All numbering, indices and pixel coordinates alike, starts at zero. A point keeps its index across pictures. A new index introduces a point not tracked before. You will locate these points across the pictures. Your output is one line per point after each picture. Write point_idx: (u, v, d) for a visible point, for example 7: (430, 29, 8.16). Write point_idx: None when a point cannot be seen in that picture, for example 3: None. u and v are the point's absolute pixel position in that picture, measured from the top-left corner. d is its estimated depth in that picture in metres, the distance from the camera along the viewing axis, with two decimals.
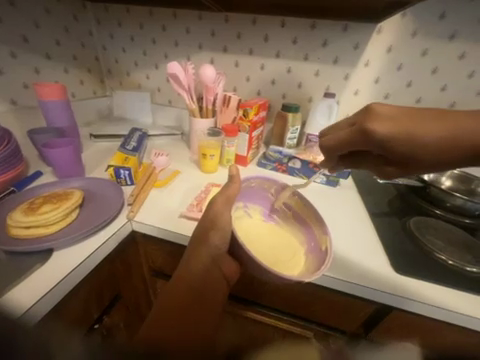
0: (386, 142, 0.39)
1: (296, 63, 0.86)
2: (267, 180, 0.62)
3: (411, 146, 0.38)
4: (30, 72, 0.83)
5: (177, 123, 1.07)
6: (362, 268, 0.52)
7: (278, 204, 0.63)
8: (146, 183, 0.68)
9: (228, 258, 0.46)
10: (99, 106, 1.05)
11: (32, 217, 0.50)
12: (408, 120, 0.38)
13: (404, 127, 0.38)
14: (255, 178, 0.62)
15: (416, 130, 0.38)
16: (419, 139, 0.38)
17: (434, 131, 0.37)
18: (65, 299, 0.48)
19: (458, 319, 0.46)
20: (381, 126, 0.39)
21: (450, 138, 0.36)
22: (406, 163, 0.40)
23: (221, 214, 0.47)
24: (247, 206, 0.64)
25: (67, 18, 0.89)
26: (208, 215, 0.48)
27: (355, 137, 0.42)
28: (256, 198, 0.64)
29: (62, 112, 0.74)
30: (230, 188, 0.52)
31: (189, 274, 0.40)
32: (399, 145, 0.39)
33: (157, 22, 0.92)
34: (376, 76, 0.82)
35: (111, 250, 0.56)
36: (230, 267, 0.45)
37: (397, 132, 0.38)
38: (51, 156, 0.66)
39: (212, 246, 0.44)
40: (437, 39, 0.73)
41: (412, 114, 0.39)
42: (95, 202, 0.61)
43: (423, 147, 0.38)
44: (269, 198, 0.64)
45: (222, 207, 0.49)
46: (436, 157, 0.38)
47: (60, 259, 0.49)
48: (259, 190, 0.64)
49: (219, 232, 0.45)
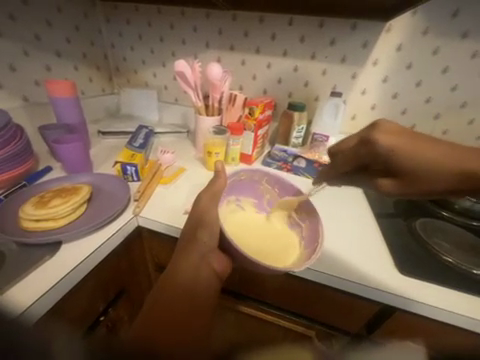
0: (392, 152, 0.46)
1: (303, 61, 0.86)
2: (258, 172, 0.63)
3: (414, 166, 0.44)
4: (41, 69, 0.85)
5: (183, 121, 1.07)
6: (366, 269, 0.52)
7: (269, 197, 0.65)
8: (152, 180, 0.69)
9: (219, 254, 0.47)
10: (107, 103, 1.07)
11: (42, 210, 0.52)
12: (410, 142, 0.45)
13: (410, 148, 0.45)
14: (244, 170, 0.62)
15: (417, 156, 0.44)
16: (425, 160, 0.44)
17: (434, 160, 0.43)
18: (71, 291, 0.50)
19: (463, 322, 0.46)
20: (389, 140, 0.46)
21: (451, 168, 0.42)
22: (412, 178, 0.45)
23: (208, 210, 0.50)
24: (240, 200, 0.64)
25: (78, 16, 0.90)
26: (194, 215, 0.50)
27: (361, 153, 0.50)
28: (248, 190, 0.65)
29: (72, 109, 0.76)
30: (216, 182, 0.54)
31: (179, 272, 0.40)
32: (400, 160, 0.45)
33: (165, 21, 0.93)
34: (384, 75, 0.81)
35: (117, 244, 0.57)
36: (222, 263, 0.46)
37: (399, 150, 0.45)
38: (60, 152, 0.68)
39: (201, 243, 0.46)
40: (449, 37, 0.72)
41: (416, 137, 0.46)
42: (102, 197, 0.62)
43: (429, 167, 0.43)
44: (262, 191, 0.65)
45: (208, 204, 0.51)
46: (443, 180, 0.43)
47: (67, 251, 0.50)
48: (251, 183, 0.64)
49: (207, 228, 0.47)
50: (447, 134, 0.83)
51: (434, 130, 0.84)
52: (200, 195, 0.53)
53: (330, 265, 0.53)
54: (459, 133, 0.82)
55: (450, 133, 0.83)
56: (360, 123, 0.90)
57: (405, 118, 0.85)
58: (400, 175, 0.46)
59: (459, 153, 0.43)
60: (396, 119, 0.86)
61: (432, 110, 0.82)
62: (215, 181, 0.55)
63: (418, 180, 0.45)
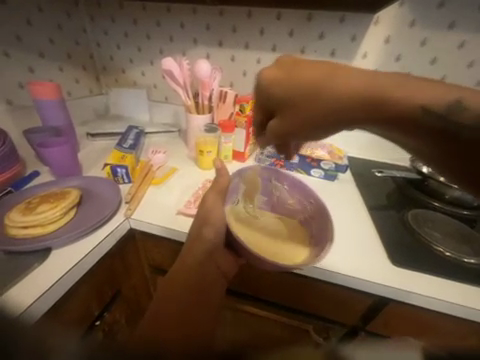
0: (278, 83, 0.40)
1: (293, 56, 0.85)
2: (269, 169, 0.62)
3: (293, 97, 0.38)
4: (24, 71, 0.82)
5: (174, 120, 1.06)
6: (359, 262, 0.52)
7: (278, 195, 0.63)
8: (143, 181, 0.68)
9: (225, 253, 0.47)
10: (95, 104, 1.05)
11: (29, 216, 0.51)
12: (293, 70, 0.39)
13: (291, 79, 0.39)
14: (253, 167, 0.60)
15: (295, 86, 0.38)
16: (321, 88, 0.36)
17: (306, 77, 0.38)
18: (64, 297, 0.49)
19: (455, 310, 0.47)
20: (273, 70, 0.41)
21: (356, 89, 0.34)
22: (291, 109, 0.39)
23: (213, 209, 0.49)
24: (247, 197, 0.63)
25: (60, 15, 0.87)
26: (199, 214, 0.49)
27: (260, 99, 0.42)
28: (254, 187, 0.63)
29: (57, 111, 0.74)
30: (219, 181, 0.52)
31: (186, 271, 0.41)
32: (280, 93, 0.39)
33: (151, 17, 0.91)
34: (374, 68, 0.81)
35: (109, 247, 0.56)
36: (228, 263, 0.47)
37: (282, 78, 0.39)
38: (47, 155, 0.66)
39: (207, 242, 0.45)
40: (436, 29, 0.72)
41: (304, 64, 0.39)
42: (92, 200, 0.61)
43: (332, 92, 0.36)
44: (270, 188, 0.63)
45: (213, 203, 0.50)
46: (331, 105, 0.36)
47: (58, 257, 0.49)
48: (260, 180, 0.63)
49: (212, 227, 0.47)
50: None
51: None
52: (205, 195, 0.52)
53: (324, 260, 0.53)
54: None
55: None
56: None
57: None
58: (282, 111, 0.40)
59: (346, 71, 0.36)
60: None
61: None
62: (218, 178, 0.52)
63: (298, 111, 0.38)
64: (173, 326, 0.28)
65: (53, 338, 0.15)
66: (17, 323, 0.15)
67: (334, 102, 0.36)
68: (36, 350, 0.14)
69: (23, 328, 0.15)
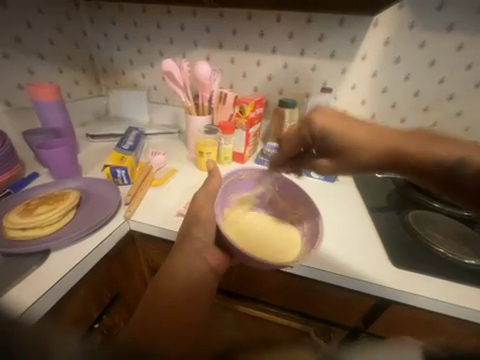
0: (323, 131, 0.51)
1: (293, 58, 0.86)
2: (258, 171, 0.60)
3: (339, 145, 0.50)
4: (24, 72, 0.82)
5: (174, 121, 1.06)
6: (360, 264, 0.52)
7: (269, 194, 0.62)
8: (143, 182, 0.68)
9: (216, 249, 0.46)
10: (95, 106, 1.05)
11: (28, 218, 0.50)
12: (342, 122, 0.50)
13: (337, 128, 0.50)
14: (243, 169, 0.59)
15: (348, 135, 0.49)
16: (359, 145, 0.48)
17: (350, 132, 0.49)
18: (63, 299, 0.48)
19: (457, 311, 0.46)
20: (321, 118, 0.51)
21: (391, 150, 0.45)
22: (337, 152, 0.51)
23: (203, 209, 0.49)
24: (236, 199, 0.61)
25: (60, 16, 0.87)
26: (189, 214, 0.49)
27: (303, 132, 0.53)
28: (245, 189, 0.62)
29: (56, 112, 0.74)
30: (211, 182, 0.53)
31: (176, 270, 0.41)
32: (331, 139, 0.50)
33: (151, 19, 0.91)
34: (373, 70, 0.82)
35: (109, 249, 0.56)
36: (218, 259, 0.46)
37: (328, 127, 0.50)
38: (46, 157, 0.66)
39: (196, 242, 0.46)
40: (435, 31, 0.72)
41: (348, 119, 0.50)
42: (92, 202, 0.60)
43: (362, 150, 0.48)
44: (261, 190, 0.62)
45: (202, 202, 0.50)
46: (367, 158, 0.48)
47: (56, 259, 0.49)
48: (250, 182, 0.61)
49: (202, 227, 0.47)
50: (436, 127, 0.84)
51: (423, 123, 0.85)
52: (194, 196, 0.52)
53: (325, 261, 0.53)
54: (447, 126, 0.83)
55: (439, 125, 0.84)
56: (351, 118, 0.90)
57: (395, 111, 0.86)
58: (333, 156, 0.52)
59: (396, 136, 0.46)
60: (386, 114, 0.87)
61: (421, 103, 0.82)
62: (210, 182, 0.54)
63: (343, 158, 0.51)
64: (160, 324, 0.29)
65: (53, 337, 0.15)
66: (17, 323, 0.15)
67: (370, 154, 0.48)
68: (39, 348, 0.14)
69: (21, 328, 0.15)
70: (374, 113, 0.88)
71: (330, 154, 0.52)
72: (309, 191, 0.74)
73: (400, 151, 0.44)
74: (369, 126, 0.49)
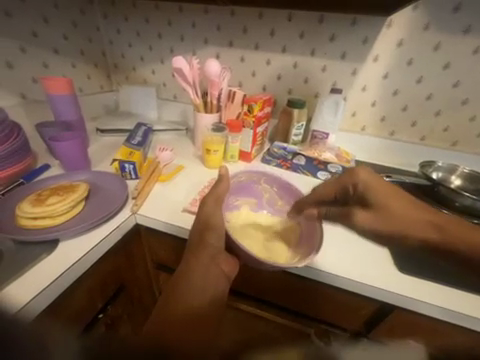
0: (367, 186, 0.48)
1: (303, 58, 0.85)
2: (256, 173, 0.63)
3: (387, 205, 0.46)
4: (39, 66, 0.84)
5: (182, 118, 1.07)
6: (365, 267, 0.52)
7: (268, 195, 0.65)
8: (150, 177, 0.69)
9: (226, 256, 0.46)
10: (105, 101, 1.07)
11: (39, 207, 0.52)
12: (387, 187, 0.48)
13: (383, 191, 0.47)
14: (243, 172, 0.62)
15: (391, 201, 0.46)
16: (402, 214, 0.45)
17: (398, 200, 0.47)
18: (70, 289, 0.50)
19: (465, 321, 0.45)
20: (366, 174, 0.49)
21: (426, 225, 0.45)
22: (381, 214, 0.46)
23: (215, 214, 0.47)
24: (238, 201, 0.64)
25: (74, 12, 0.89)
26: (199, 218, 0.47)
27: (344, 181, 0.51)
28: (245, 192, 0.65)
29: (69, 106, 0.75)
30: (220, 186, 0.50)
31: (190, 273, 0.40)
32: (373, 195, 0.47)
33: (163, 17, 0.92)
34: (385, 72, 0.80)
35: (115, 241, 0.57)
36: (229, 265, 0.45)
37: (374, 184, 0.48)
38: (58, 149, 0.67)
39: (210, 247, 0.44)
40: (451, 33, 0.71)
41: (393, 189, 0.48)
42: (100, 194, 0.62)
43: (406, 220, 0.45)
44: (261, 190, 0.64)
45: (213, 208, 0.48)
46: (409, 227, 0.45)
47: (65, 249, 0.50)
48: (249, 184, 0.64)
49: (215, 233, 0.45)
50: (448, 131, 0.82)
51: (435, 127, 0.83)
52: (204, 200, 0.49)
53: (328, 263, 0.52)
54: (460, 131, 0.81)
55: (451, 130, 0.82)
56: (360, 120, 0.89)
57: (405, 114, 0.84)
58: (374, 208, 0.47)
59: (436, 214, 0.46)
60: (397, 117, 0.85)
61: (433, 107, 0.81)
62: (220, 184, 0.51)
63: (385, 218, 0.46)
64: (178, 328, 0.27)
65: (51, 333, 0.16)
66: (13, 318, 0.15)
67: (421, 228, 0.45)
68: (34, 344, 0.15)
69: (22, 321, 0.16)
70: (384, 116, 0.87)
71: (369, 208, 0.48)
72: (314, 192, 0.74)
73: (447, 232, 0.44)
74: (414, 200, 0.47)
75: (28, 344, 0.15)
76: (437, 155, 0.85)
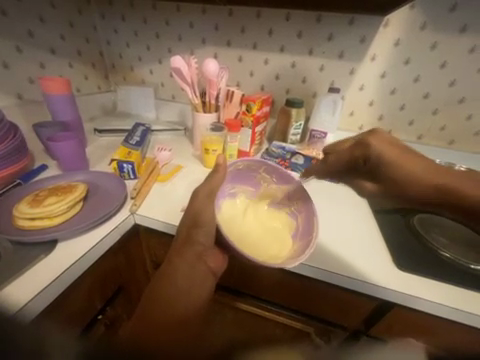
0: (380, 156, 0.48)
1: (301, 57, 0.85)
2: (257, 162, 0.59)
3: (396, 172, 0.47)
4: (35, 67, 0.84)
5: (180, 118, 1.07)
6: (364, 265, 0.52)
7: (266, 186, 0.62)
8: (148, 177, 0.69)
9: (215, 252, 0.46)
10: (103, 101, 1.06)
11: (37, 208, 0.51)
12: (395, 151, 0.48)
13: (394, 159, 0.47)
14: (243, 160, 0.58)
15: (401, 169, 0.47)
16: (409, 180, 0.46)
17: (404, 163, 0.47)
18: (68, 290, 0.49)
19: (464, 317, 0.46)
20: (376, 142, 0.49)
21: (442, 187, 0.43)
22: (388, 185, 0.48)
23: (204, 210, 0.45)
24: (235, 189, 0.61)
25: (71, 12, 0.89)
26: (188, 214, 0.46)
27: (356, 154, 0.52)
28: (243, 180, 0.62)
29: (66, 106, 0.75)
30: (215, 178, 0.48)
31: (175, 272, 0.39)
32: (383, 169, 0.48)
33: (160, 17, 0.92)
34: (382, 71, 0.81)
35: (114, 241, 0.56)
36: (218, 261, 0.45)
37: (386, 153, 0.48)
38: (55, 149, 0.67)
39: (197, 244, 0.44)
40: (447, 32, 0.71)
41: (400, 152, 0.48)
42: (98, 194, 0.61)
43: (412, 182, 0.46)
44: (259, 180, 0.62)
45: (202, 204, 0.46)
46: (415, 191, 0.46)
47: (63, 250, 0.50)
48: (248, 173, 0.61)
49: (203, 230, 0.45)
50: (445, 130, 0.83)
51: (432, 126, 0.84)
52: (193, 194, 0.47)
53: (328, 261, 0.52)
54: (456, 129, 0.82)
55: (447, 129, 0.83)
56: (358, 119, 0.90)
57: (402, 113, 0.85)
58: (381, 179, 0.49)
59: (444, 173, 0.44)
60: (394, 116, 0.86)
61: (431, 106, 0.81)
62: (215, 174, 0.49)
63: (393, 186, 0.48)
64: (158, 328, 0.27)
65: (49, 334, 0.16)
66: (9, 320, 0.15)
67: (425, 191, 0.45)
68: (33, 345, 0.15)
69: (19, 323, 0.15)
70: (381, 115, 0.87)
71: (379, 180, 0.50)
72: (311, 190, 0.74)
73: (452, 191, 0.43)
74: (426, 164, 0.47)
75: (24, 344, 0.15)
76: (434, 154, 0.86)
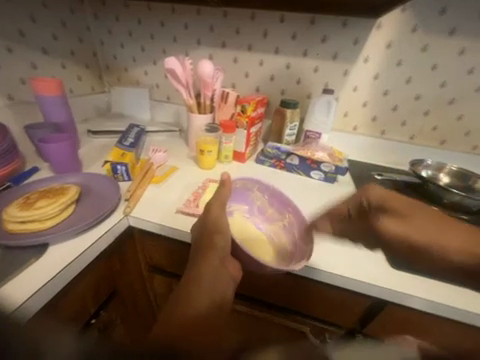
0: None
1: (296, 58, 0.86)
2: (250, 180, 0.63)
3: None
4: (27, 67, 0.82)
5: (176, 119, 1.06)
6: (357, 265, 0.52)
7: (260, 203, 0.65)
8: (143, 179, 0.68)
9: (233, 260, 0.46)
10: (97, 102, 1.05)
11: (27, 211, 0.50)
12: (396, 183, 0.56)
13: None
14: (239, 178, 0.63)
15: (409, 215, 0.44)
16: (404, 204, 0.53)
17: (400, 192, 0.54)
18: (60, 294, 0.49)
19: (457, 314, 0.46)
20: None
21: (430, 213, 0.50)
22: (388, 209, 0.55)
23: (221, 218, 0.48)
24: (232, 207, 0.64)
25: (63, 12, 0.88)
26: (206, 221, 0.48)
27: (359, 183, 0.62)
28: (239, 198, 0.65)
29: (58, 108, 0.74)
30: (223, 192, 0.53)
31: (202, 277, 0.39)
32: None
33: (155, 18, 0.92)
34: (375, 72, 0.82)
35: (107, 244, 0.56)
36: (237, 268, 0.45)
37: None
38: (46, 151, 0.66)
39: (218, 249, 0.44)
40: (437, 35, 0.73)
41: None
42: (91, 196, 0.61)
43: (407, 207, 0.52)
44: (253, 197, 0.65)
45: (218, 212, 0.49)
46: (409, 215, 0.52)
47: (54, 253, 0.49)
48: (243, 190, 0.64)
49: (222, 234, 0.46)
50: (437, 130, 0.84)
51: (424, 126, 0.85)
52: (208, 207, 0.51)
53: (323, 261, 0.53)
54: (448, 129, 0.83)
55: (439, 129, 0.84)
56: (352, 120, 0.90)
57: (395, 114, 0.86)
58: None
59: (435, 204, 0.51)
60: (387, 116, 0.87)
61: (423, 106, 0.83)
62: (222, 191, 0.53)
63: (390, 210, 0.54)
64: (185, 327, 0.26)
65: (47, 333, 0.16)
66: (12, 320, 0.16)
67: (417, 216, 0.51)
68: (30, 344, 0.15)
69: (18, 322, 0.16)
70: (375, 116, 0.88)
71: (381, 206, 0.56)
72: (306, 190, 0.75)
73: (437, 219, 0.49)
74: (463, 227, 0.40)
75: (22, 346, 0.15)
76: (426, 154, 0.87)
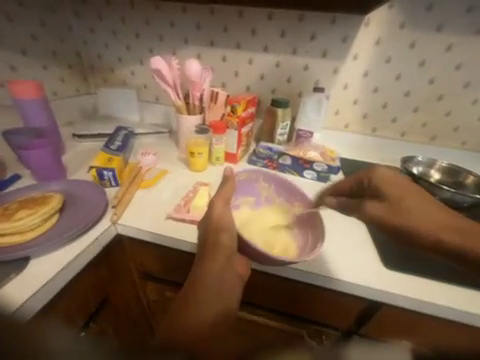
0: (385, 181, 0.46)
1: (285, 56, 0.85)
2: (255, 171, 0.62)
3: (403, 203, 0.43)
4: (5, 69, 0.79)
5: (165, 120, 1.04)
6: (351, 267, 0.52)
7: (266, 195, 0.63)
8: (131, 184, 0.66)
9: (240, 257, 0.45)
10: (82, 104, 1.01)
11: (6, 223, 0.48)
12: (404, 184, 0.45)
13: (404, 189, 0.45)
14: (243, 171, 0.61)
15: (403, 199, 0.44)
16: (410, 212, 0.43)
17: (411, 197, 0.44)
18: (47, 306, 0.47)
19: (449, 312, 0.47)
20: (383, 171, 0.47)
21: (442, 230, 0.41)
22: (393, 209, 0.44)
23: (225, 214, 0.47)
24: (239, 200, 0.61)
25: (42, 11, 0.84)
26: (209, 217, 0.47)
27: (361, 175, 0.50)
28: (244, 190, 0.62)
29: (38, 111, 0.70)
30: (228, 186, 0.52)
31: (208, 278, 0.38)
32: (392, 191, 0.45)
33: (140, 16, 0.89)
34: (365, 70, 0.81)
35: (94, 254, 0.54)
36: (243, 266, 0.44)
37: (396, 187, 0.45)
38: (26, 158, 0.63)
39: (225, 247, 0.43)
40: (425, 31, 0.73)
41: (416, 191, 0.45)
42: (76, 204, 0.58)
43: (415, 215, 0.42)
44: (259, 189, 0.63)
45: (223, 210, 0.48)
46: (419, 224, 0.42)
47: (37, 267, 0.47)
48: (249, 183, 0.62)
49: (228, 232, 0.45)
50: (427, 127, 0.85)
51: (414, 123, 0.86)
52: (212, 202, 0.49)
53: (317, 263, 0.52)
54: (437, 125, 0.84)
55: (429, 126, 0.85)
56: (343, 118, 0.90)
57: (386, 111, 0.86)
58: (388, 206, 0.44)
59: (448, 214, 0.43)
60: (378, 114, 0.87)
61: (412, 103, 0.83)
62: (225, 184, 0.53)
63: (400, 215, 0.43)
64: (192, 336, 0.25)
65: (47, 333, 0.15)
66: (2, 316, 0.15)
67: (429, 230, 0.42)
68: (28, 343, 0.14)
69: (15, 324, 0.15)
70: (365, 113, 0.88)
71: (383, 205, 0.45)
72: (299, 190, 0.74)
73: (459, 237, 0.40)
74: (440, 207, 0.44)
75: (21, 345, 0.14)
76: (417, 150, 0.87)
